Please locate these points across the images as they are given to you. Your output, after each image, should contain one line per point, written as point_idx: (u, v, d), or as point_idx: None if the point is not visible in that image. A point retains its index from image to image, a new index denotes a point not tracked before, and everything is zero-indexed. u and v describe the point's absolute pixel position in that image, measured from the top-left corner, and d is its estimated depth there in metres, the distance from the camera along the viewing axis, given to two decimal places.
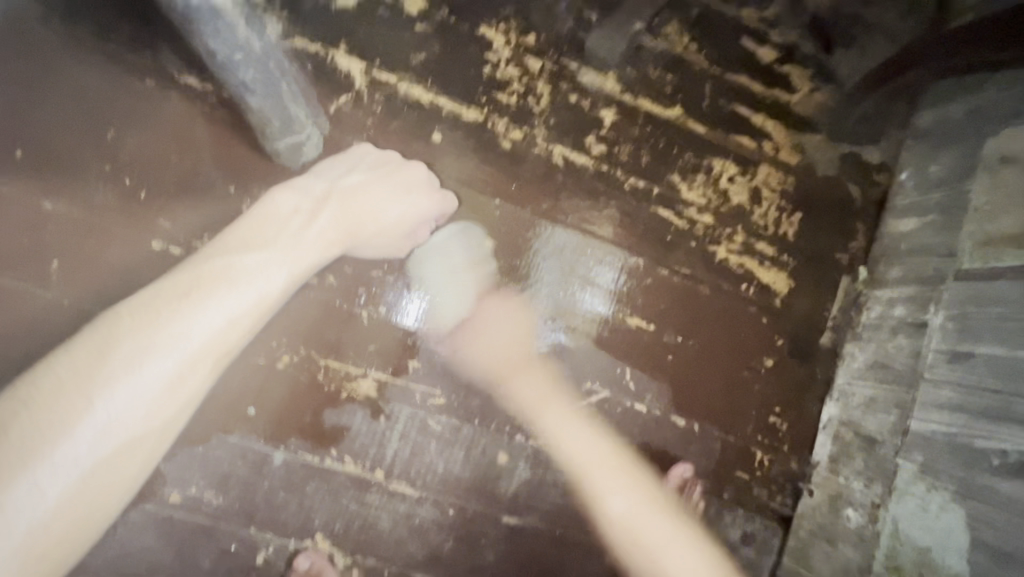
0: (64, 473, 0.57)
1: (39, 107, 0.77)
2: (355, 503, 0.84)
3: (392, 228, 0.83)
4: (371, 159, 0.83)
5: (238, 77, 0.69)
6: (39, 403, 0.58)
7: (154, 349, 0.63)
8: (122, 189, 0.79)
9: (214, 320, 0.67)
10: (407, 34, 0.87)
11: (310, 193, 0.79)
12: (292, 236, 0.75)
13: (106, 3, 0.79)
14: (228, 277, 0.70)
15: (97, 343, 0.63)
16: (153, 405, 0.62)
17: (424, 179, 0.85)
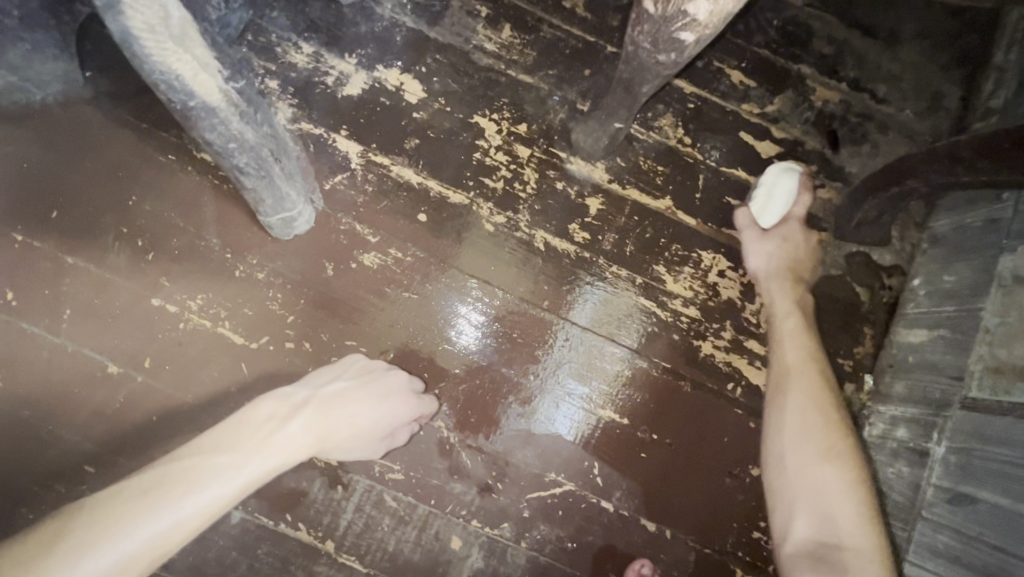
0: None
1: (78, 175, 0.88)
2: (302, 573, 0.84)
3: (369, 432, 0.82)
4: (359, 366, 0.85)
5: (233, 163, 0.76)
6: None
7: (88, 551, 0.63)
8: (134, 249, 0.88)
9: (158, 528, 0.66)
10: (403, 121, 0.93)
11: (291, 400, 0.80)
12: (257, 443, 0.75)
13: (145, 89, 0.91)
14: (183, 476, 0.70)
15: (47, 540, 0.63)
16: None
17: (402, 383, 0.85)
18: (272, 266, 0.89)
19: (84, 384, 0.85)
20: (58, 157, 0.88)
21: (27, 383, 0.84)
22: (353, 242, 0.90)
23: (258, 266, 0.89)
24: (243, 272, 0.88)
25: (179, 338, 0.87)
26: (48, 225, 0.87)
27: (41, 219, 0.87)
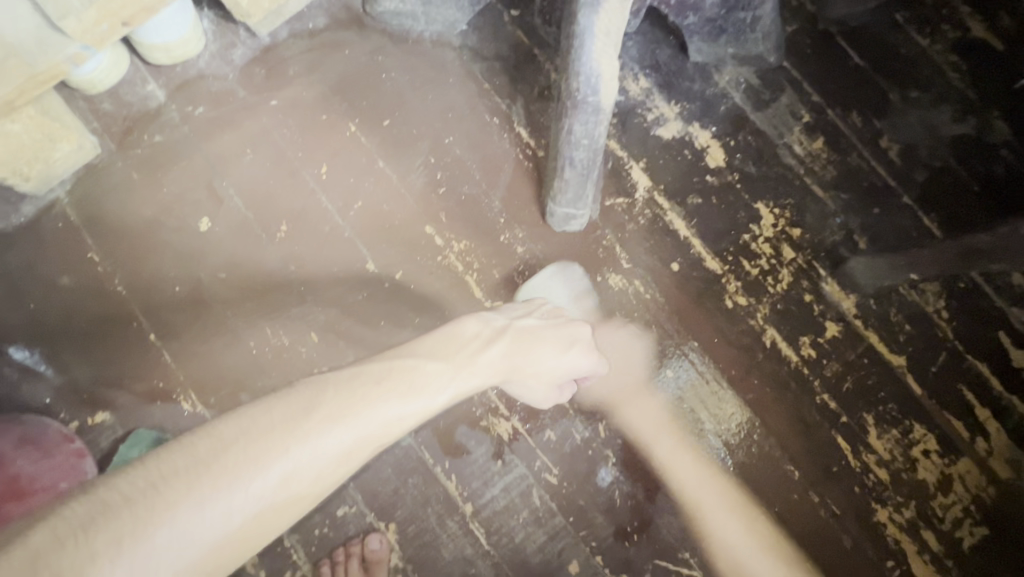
0: (207, 535, 0.51)
1: (417, 100, 1.01)
2: (434, 520, 0.88)
3: (551, 376, 0.84)
4: (545, 310, 0.87)
5: (571, 155, 0.83)
6: (252, 439, 0.56)
7: (326, 432, 0.59)
8: (432, 179, 0.98)
9: (391, 414, 0.64)
10: (694, 179, 1.00)
11: (491, 325, 0.79)
12: (467, 360, 0.74)
13: (501, 58, 1.02)
14: (404, 372, 0.68)
15: (278, 418, 0.58)
16: (315, 477, 0.58)
17: (580, 335, 0.86)
18: (532, 247, 0.97)
19: (345, 267, 0.95)
20: (409, 80, 1.01)
21: (304, 246, 0.96)
22: (607, 260, 0.97)
23: (521, 240, 0.97)
24: (506, 239, 0.96)
25: (432, 267, 0.95)
26: (376, 129, 1.00)
27: (373, 122, 1.00)
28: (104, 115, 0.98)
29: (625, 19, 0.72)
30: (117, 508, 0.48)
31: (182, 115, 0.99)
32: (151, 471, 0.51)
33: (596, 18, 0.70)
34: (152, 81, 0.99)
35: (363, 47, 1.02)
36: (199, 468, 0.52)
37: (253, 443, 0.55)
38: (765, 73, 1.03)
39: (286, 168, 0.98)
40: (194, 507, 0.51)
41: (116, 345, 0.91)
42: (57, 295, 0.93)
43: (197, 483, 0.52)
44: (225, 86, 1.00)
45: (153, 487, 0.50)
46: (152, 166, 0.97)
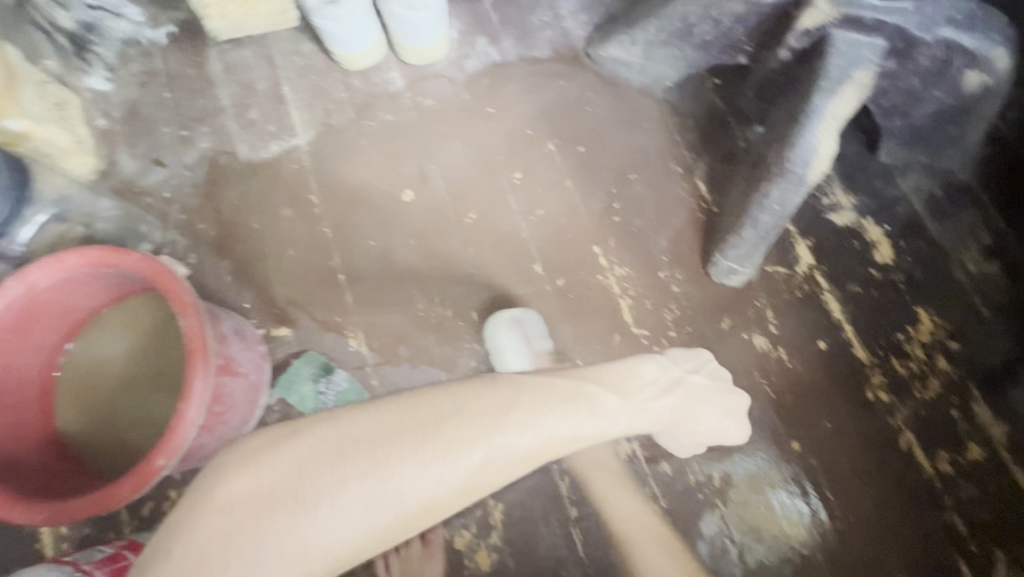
0: (414, 496, 0.60)
1: (612, 136, 1.12)
2: (539, 513, 0.93)
3: (700, 437, 0.88)
4: (712, 368, 0.90)
5: (756, 216, 0.90)
6: (458, 422, 0.63)
7: (474, 443, 0.62)
8: (609, 207, 1.08)
9: (570, 429, 0.68)
10: (858, 268, 1.03)
11: (669, 375, 0.83)
12: (637, 401, 0.77)
13: (696, 118, 1.12)
14: (569, 402, 0.70)
15: (484, 408, 0.64)
16: (504, 466, 0.64)
17: (737, 405, 0.89)
18: (687, 290, 1.03)
19: (515, 263, 1.05)
20: (609, 118, 1.13)
21: (485, 235, 1.07)
22: (756, 321, 1.01)
23: (678, 281, 1.03)
24: (665, 277, 1.04)
25: (591, 284, 1.04)
26: (571, 152, 1.11)
27: (570, 146, 1.12)
28: (353, 89, 1.17)
29: (854, 109, 0.80)
30: (347, 447, 0.60)
31: (414, 103, 1.16)
32: (383, 428, 0.62)
33: (830, 102, 0.78)
34: (396, 70, 1.18)
35: (576, 81, 1.15)
36: (412, 436, 0.61)
37: (414, 442, 0.61)
38: (950, 188, 1.05)
39: (487, 167, 1.11)
40: (402, 469, 0.60)
41: (311, 276, 1.06)
42: (277, 222, 1.09)
43: (411, 451, 0.60)
44: (454, 87, 1.16)
45: (380, 442, 0.61)
46: (379, 138, 1.14)
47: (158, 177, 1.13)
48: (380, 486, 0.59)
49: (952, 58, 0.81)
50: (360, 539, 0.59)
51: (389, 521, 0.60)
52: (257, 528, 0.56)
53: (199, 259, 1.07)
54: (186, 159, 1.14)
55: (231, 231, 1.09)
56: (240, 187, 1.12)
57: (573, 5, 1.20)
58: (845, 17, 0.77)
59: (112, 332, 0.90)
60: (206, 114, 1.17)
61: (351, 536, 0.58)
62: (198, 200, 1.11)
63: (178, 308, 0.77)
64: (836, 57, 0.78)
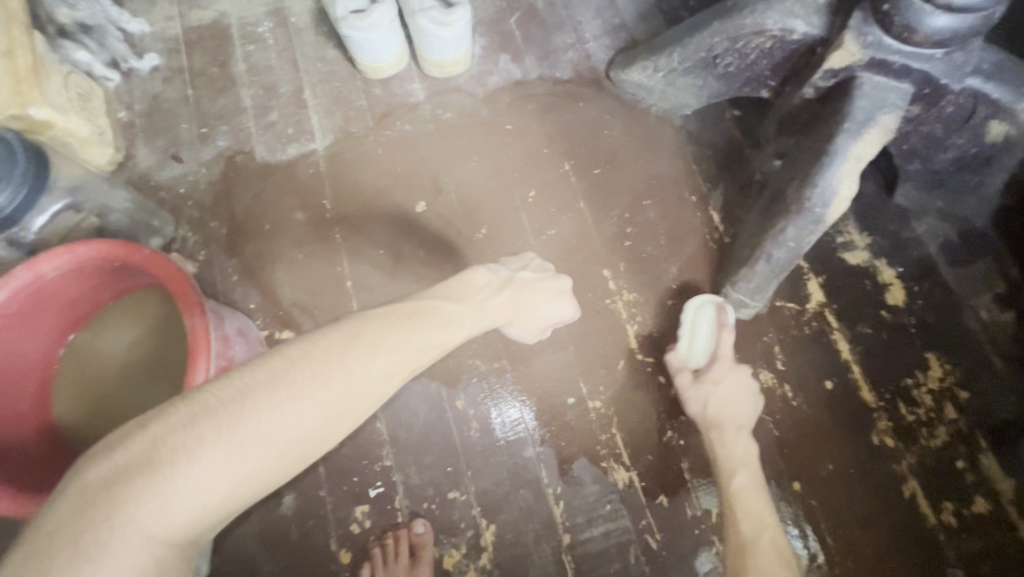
0: (267, 445, 0.55)
1: (627, 160, 1.12)
2: (531, 537, 0.91)
3: (542, 322, 0.88)
4: (536, 264, 0.90)
5: (770, 251, 0.89)
6: (303, 359, 0.60)
7: (331, 367, 0.60)
8: (621, 231, 1.07)
9: (427, 347, 0.69)
10: (869, 309, 1.02)
11: (497, 275, 0.83)
12: (475, 306, 0.77)
13: (714, 148, 1.12)
14: (414, 320, 0.70)
15: (334, 340, 0.63)
16: (367, 389, 0.63)
17: (567, 287, 0.89)
18: None
19: None
20: (626, 142, 1.13)
21: (494, 252, 1.07)
22: (762, 356, 1.00)
23: None
24: (672, 305, 1.03)
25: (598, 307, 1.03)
26: (585, 174, 1.11)
27: (585, 167, 1.12)
28: (373, 98, 1.18)
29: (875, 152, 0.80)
30: (182, 420, 0.54)
31: (432, 115, 1.16)
32: (226, 386, 0.57)
33: (853, 143, 0.78)
34: (418, 82, 1.18)
35: (595, 103, 1.16)
36: (251, 387, 0.57)
37: (259, 391, 0.57)
38: (967, 234, 1.04)
39: (501, 183, 1.11)
40: (244, 420, 0.55)
41: (318, 281, 1.06)
42: (288, 224, 1.09)
43: (250, 400, 0.56)
44: (474, 102, 1.17)
45: (216, 404, 0.55)
46: (395, 148, 1.14)
47: (175, 173, 1.13)
48: (234, 438, 0.54)
49: (977, 108, 0.81)
50: (226, 503, 0.54)
51: (252, 469, 0.55)
52: (95, 518, 0.48)
53: (208, 256, 1.08)
54: (203, 157, 1.15)
55: (242, 230, 1.09)
56: (254, 188, 1.12)
57: (597, 29, 1.21)
58: (873, 61, 0.77)
59: (116, 326, 0.90)
60: (227, 113, 1.18)
61: (207, 497, 0.52)
62: (212, 198, 1.12)
63: (185, 308, 0.76)
64: (860, 100, 0.78)
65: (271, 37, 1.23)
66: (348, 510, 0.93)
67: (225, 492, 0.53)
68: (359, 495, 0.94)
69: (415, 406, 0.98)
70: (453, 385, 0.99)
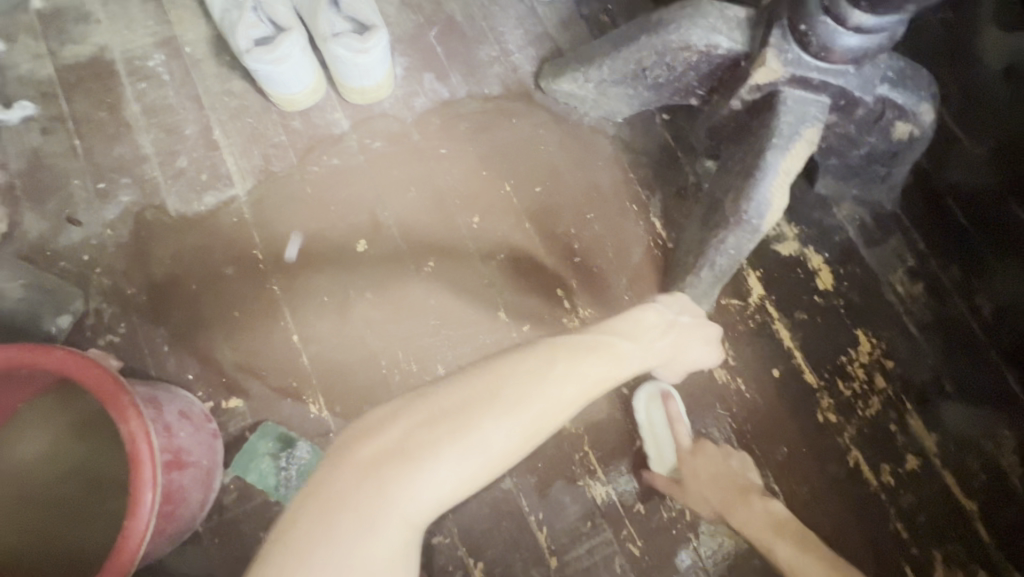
0: (484, 454, 0.57)
1: (566, 174, 1.12)
2: (521, 567, 0.93)
3: (687, 367, 0.93)
4: (689, 306, 0.93)
5: (711, 259, 0.93)
6: (512, 377, 0.62)
7: (534, 392, 0.61)
8: (569, 247, 1.08)
9: (599, 376, 0.67)
10: (803, 296, 1.09)
11: (665, 317, 0.86)
12: (648, 343, 0.78)
13: (648, 154, 1.14)
14: (593, 348, 0.70)
15: (530, 365, 0.63)
16: (558, 413, 0.62)
17: (712, 335, 0.95)
18: None
19: (478, 312, 1.03)
20: (563, 156, 1.13)
21: (446, 285, 1.04)
22: None
23: None
24: None
25: (556, 327, 1.04)
26: (527, 193, 1.10)
27: (526, 186, 1.11)
28: (294, 131, 1.09)
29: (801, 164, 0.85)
30: (422, 423, 0.58)
31: (361, 145, 1.10)
32: (449, 399, 0.60)
33: (782, 158, 0.83)
34: (340, 110, 1.11)
35: (527, 118, 1.14)
36: (472, 401, 0.60)
37: (479, 403, 0.59)
38: (879, 216, 1.13)
39: (445, 211, 1.08)
40: (466, 429, 0.58)
41: (263, 339, 0.99)
42: (219, 281, 1.01)
43: (472, 413, 0.59)
44: (403, 127, 1.12)
45: (444, 414, 0.59)
46: (326, 185, 1.07)
47: (74, 238, 1.01)
48: (463, 447, 0.57)
49: (885, 111, 0.87)
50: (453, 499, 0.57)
51: (471, 477, 0.57)
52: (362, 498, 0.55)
53: (129, 328, 0.98)
54: (106, 216, 1.03)
55: (166, 294, 1.00)
56: (172, 245, 1.02)
57: (521, 39, 1.18)
58: (793, 77, 0.80)
59: (27, 435, 0.80)
60: (126, 163, 1.06)
61: (442, 491, 0.56)
62: (124, 262, 1.01)
63: (118, 416, 0.69)
64: (785, 115, 0.83)
65: (165, 71, 1.11)
66: None
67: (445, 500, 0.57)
68: None
69: None
70: None
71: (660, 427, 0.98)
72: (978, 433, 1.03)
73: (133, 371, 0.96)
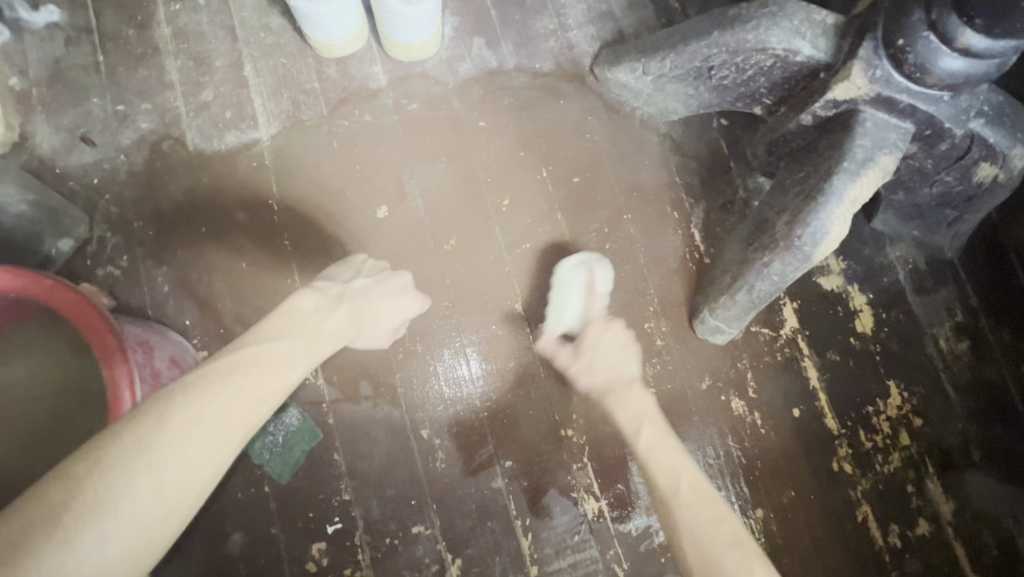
0: (145, 508, 0.51)
1: (609, 169, 1.05)
2: (499, 570, 0.89)
3: (396, 327, 0.82)
4: (371, 265, 0.83)
5: (751, 282, 0.86)
6: (172, 412, 0.54)
7: (125, 485, 0.50)
8: (599, 247, 1.01)
9: (280, 382, 0.63)
10: (839, 335, 1.02)
11: (329, 292, 0.75)
12: (308, 334, 0.69)
13: (698, 161, 1.06)
14: (226, 379, 0.59)
15: (196, 399, 0.56)
16: (241, 430, 0.58)
17: (408, 282, 0.83)
18: (670, 345, 0.99)
19: (494, 300, 0.98)
20: (608, 149, 1.05)
21: (464, 267, 0.98)
22: (735, 383, 0.99)
23: (662, 334, 1.00)
24: (649, 329, 0.99)
25: None
26: (564, 182, 1.03)
27: (564, 175, 1.04)
28: (328, 79, 1.03)
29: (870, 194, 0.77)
30: (48, 512, 0.46)
31: (396, 105, 1.03)
32: (85, 463, 0.49)
33: (851, 185, 0.75)
34: (380, 64, 1.04)
35: (576, 102, 1.06)
36: (116, 455, 0.51)
37: (134, 457, 0.51)
38: (934, 262, 1.05)
39: (474, 188, 1.01)
40: (125, 491, 0.50)
41: (266, 294, 0.94)
42: (227, 227, 0.96)
43: (130, 471, 0.50)
44: (442, 92, 1.04)
45: (83, 483, 0.48)
46: (354, 141, 1.01)
47: (86, 159, 0.97)
48: (120, 509, 0.49)
49: (972, 149, 0.78)
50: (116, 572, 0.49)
51: (138, 535, 0.50)
52: None
53: (131, 263, 0.94)
54: (121, 141, 0.98)
55: (173, 232, 0.95)
56: (186, 181, 0.97)
57: (582, 15, 1.10)
58: (878, 97, 0.73)
59: (10, 360, 0.76)
60: (149, 88, 1.00)
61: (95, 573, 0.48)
62: (135, 192, 0.96)
63: (103, 357, 0.64)
64: (862, 137, 0.74)
65: None
66: (304, 548, 0.87)
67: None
68: (315, 532, 0.88)
69: (375, 435, 0.91)
70: (417, 413, 0.92)
71: (575, 292, 0.93)
72: (1000, 509, 0.96)
73: (129, 307, 0.92)
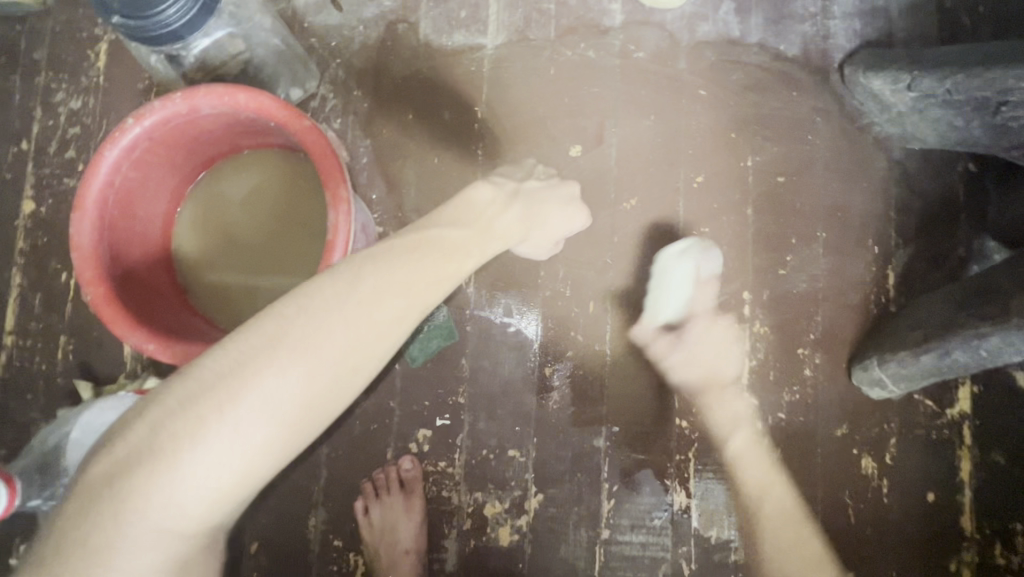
0: (343, 346, 0.56)
1: (819, 179, 0.96)
2: (572, 519, 0.92)
3: (560, 233, 0.84)
4: (541, 173, 0.87)
5: (951, 349, 0.76)
6: (367, 272, 0.60)
7: (331, 324, 0.56)
8: (780, 255, 0.95)
9: (454, 265, 0.68)
10: (1013, 438, 0.91)
11: (501, 193, 0.79)
12: (483, 224, 0.74)
13: (923, 201, 0.95)
14: (410, 253, 0.64)
15: (386, 264, 0.62)
16: (421, 299, 0.63)
17: (580, 193, 0.87)
18: (818, 380, 0.93)
19: None
20: (827, 158, 0.97)
21: (636, 229, 0.97)
22: (873, 442, 0.92)
23: (814, 365, 0.93)
24: (801, 355, 0.94)
25: (722, 327, 0.94)
26: (766, 179, 0.97)
27: (769, 171, 0.97)
28: (565, 5, 1.01)
29: None
30: (270, 334, 0.54)
31: (621, 48, 1.00)
32: (300, 301, 0.57)
33: None
34: (620, 2, 1.01)
35: (810, 98, 0.97)
36: (322, 296, 0.57)
37: (335, 301, 0.57)
38: None
39: (671, 155, 0.98)
40: (327, 328, 0.55)
41: (447, 194, 0.99)
42: (432, 122, 1.00)
43: (330, 312, 0.56)
44: (672, 49, 0.99)
45: (292, 316, 0.55)
46: (570, 74, 1.00)
47: (330, 21, 1.03)
48: (319, 345, 0.55)
49: None
50: (319, 400, 0.55)
51: (339, 369, 0.56)
52: (203, 410, 0.51)
53: (341, 127, 1.01)
54: (364, 13, 1.03)
55: (384, 110, 1.01)
56: (408, 67, 1.02)
57: (851, 5, 0.99)
58: None
59: (235, 176, 0.87)
60: None
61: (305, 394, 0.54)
62: (362, 64, 1.02)
63: (330, 201, 0.71)
64: None
65: None
66: (411, 429, 0.94)
67: (261, 459, 0.52)
68: (424, 419, 0.94)
69: (503, 356, 0.95)
70: (547, 351, 0.95)
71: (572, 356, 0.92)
72: None
73: None
